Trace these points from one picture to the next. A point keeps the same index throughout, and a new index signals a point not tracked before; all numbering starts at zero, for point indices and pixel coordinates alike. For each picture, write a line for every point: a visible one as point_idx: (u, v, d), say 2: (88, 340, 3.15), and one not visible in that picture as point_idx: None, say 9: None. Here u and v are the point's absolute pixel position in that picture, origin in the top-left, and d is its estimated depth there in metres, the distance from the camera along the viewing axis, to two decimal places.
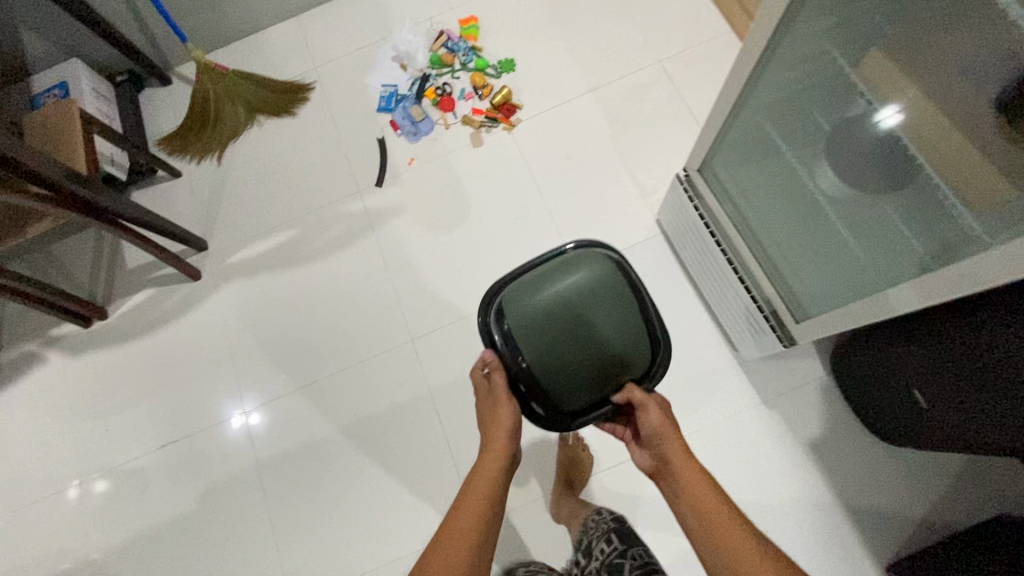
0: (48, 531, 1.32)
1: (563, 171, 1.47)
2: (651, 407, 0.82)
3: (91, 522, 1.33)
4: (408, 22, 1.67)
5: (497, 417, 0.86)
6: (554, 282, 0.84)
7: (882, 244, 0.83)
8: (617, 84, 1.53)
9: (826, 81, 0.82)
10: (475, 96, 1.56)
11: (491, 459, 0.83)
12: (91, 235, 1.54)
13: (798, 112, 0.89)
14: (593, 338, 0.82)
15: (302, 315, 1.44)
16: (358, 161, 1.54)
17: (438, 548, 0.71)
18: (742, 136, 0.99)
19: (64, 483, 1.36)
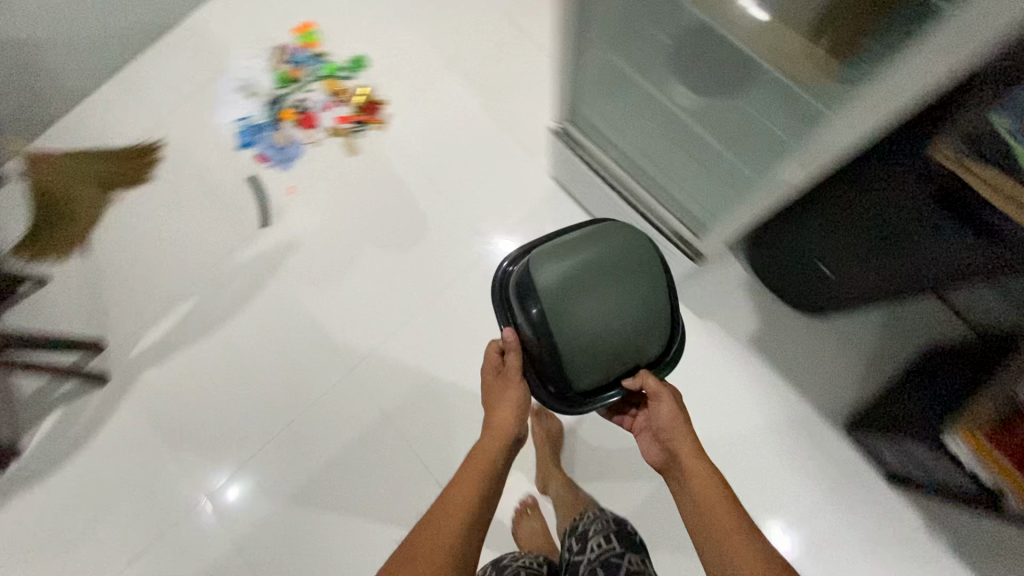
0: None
1: (448, 153, 1.42)
2: (665, 396, 0.87)
3: None
4: (240, 46, 1.54)
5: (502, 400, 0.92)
6: (583, 250, 0.90)
7: (751, 142, 0.82)
8: (474, 51, 1.48)
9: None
10: (335, 103, 1.47)
11: (491, 438, 0.89)
12: None
13: (628, 27, 0.83)
14: (616, 308, 0.89)
15: (233, 382, 1.36)
16: (237, 206, 1.45)
17: (433, 517, 0.77)
18: (595, 70, 0.96)
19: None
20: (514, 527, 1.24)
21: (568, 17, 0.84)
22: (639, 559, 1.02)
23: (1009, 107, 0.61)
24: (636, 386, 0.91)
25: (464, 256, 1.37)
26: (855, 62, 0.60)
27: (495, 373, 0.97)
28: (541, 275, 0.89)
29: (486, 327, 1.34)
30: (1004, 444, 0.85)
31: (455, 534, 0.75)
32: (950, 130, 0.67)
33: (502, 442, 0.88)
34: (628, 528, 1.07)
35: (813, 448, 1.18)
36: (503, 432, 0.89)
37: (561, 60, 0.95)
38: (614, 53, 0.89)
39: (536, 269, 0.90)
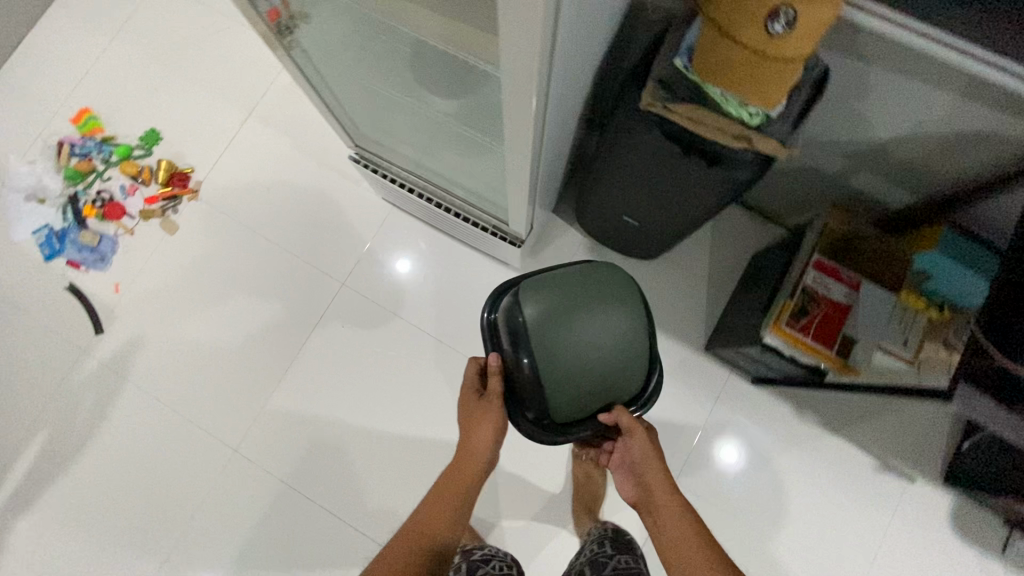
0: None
1: (273, 203, 1.38)
2: (642, 433, 0.86)
3: None
4: (14, 154, 1.42)
5: (477, 425, 0.89)
6: (566, 281, 0.85)
7: (499, 137, 0.85)
8: (270, 94, 1.44)
9: (352, 22, 0.77)
10: (137, 184, 1.39)
11: (467, 462, 0.87)
12: None
13: (349, 44, 0.82)
14: (602, 343, 0.83)
15: (113, 506, 1.27)
16: (65, 320, 1.34)
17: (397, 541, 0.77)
18: (351, 91, 0.95)
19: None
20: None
21: (294, 51, 0.84)
22: (630, 557, 1.00)
23: (682, 50, 0.69)
24: (610, 421, 0.86)
25: (319, 300, 1.34)
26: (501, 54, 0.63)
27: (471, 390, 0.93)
28: (530, 307, 0.83)
29: (360, 363, 1.32)
30: (806, 327, 0.93)
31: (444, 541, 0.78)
32: (649, 81, 0.72)
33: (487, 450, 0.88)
34: (632, 545, 1.06)
35: (684, 378, 1.27)
36: (477, 458, 0.87)
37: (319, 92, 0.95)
38: (355, 68, 0.88)
39: (525, 295, 0.83)
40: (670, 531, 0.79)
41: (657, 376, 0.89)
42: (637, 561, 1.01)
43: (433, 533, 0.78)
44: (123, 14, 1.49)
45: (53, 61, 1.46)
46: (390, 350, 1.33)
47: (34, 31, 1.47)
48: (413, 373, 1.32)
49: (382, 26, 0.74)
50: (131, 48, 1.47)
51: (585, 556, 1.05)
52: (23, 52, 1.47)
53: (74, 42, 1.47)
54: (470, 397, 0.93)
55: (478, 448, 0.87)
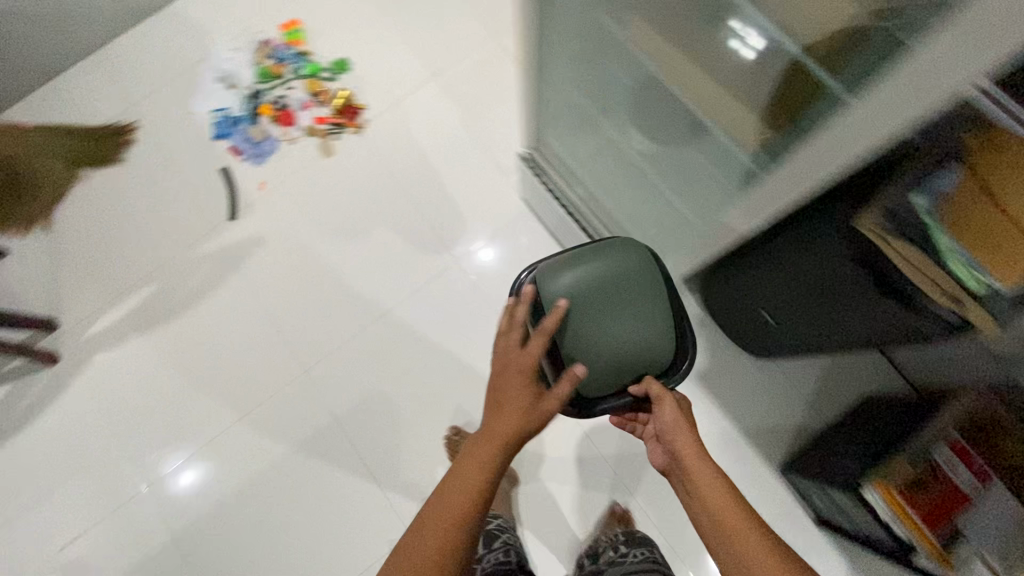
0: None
1: (422, 164, 1.43)
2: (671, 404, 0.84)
3: None
4: (223, 36, 1.54)
5: (522, 412, 0.80)
6: (599, 261, 0.91)
7: (696, 190, 0.88)
8: (457, 64, 1.49)
9: (605, 43, 0.80)
10: (314, 102, 1.48)
11: (491, 443, 0.77)
12: None
13: (579, 70, 0.88)
14: (627, 322, 0.88)
15: (184, 372, 1.36)
16: (206, 196, 1.44)
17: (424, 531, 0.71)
18: (553, 110, 1.01)
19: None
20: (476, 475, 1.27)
21: (531, 60, 0.90)
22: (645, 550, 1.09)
23: (926, 189, 0.65)
24: (641, 391, 0.88)
25: (428, 268, 1.38)
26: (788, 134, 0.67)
27: (513, 357, 0.84)
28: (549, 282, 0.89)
29: (443, 336, 1.34)
30: (915, 499, 0.89)
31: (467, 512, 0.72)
32: (873, 203, 0.72)
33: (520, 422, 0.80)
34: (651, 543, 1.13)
35: (744, 479, 1.22)
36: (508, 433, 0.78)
37: (528, 86, 0.97)
38: (573, 91, 0.93)
39: (554, 271, 0.90)
40: (705, 500, 0.74)
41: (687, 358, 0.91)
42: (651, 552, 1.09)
43: (458, 524, 0.71)
44: None
45: None
46: (475, 335, 1.34)
47: None
48: (487, 365, 1.33)
49: (635, 56, 0.78)
50: None
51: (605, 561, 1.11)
52: None
53: None
54: (511, 367, 0.83)
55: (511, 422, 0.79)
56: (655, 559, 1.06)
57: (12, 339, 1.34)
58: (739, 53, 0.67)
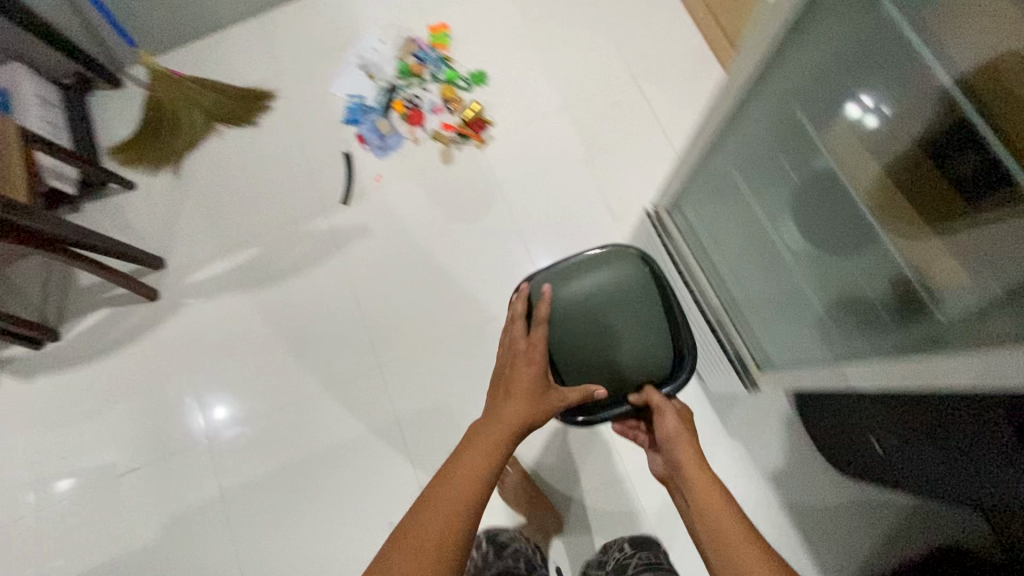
0: (21, 560, 1.31)
1: (535, 192, 1.44)
2: (671, 415, 0.88)
3: (49, 540, 1.32)
4: (374, 27, 1.59)
5: (527, 404, 0.83)
6: (600, 274, 0.97)
7: (845, 300, 0.83)
8: (592, 101, 1.48)
9: (788, 133, 0.78)
10: (444, 109, 1.50)
11: (493, 429, 0.79)
12: (40, 261, 1.47)
13: (755, 156, 0.86)
14: (621, 330, 0.95)
15: (267, 340, 1.41)
16: (325, 176, 1.49)
17: (427, 522, 0.67)
18: (707, 182, 0.99)
19: (31, 508, 1.33)
20: (499, 485, 1.26)
21: (702, 134, 0.89)
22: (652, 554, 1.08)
23: None
24: (640, 400, 0.92)
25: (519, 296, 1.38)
26: (989, 283, 0.61)
27: (520, 355, 0.90)
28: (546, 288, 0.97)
29: None
30: None
31: (462, 493, 0.71)
32: None
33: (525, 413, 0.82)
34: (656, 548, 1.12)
35: None
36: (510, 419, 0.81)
37: (683, 156, 0.96)
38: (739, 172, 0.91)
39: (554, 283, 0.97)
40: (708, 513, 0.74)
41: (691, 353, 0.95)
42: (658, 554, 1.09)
43: (461, 514, 0.68)
44: None
45: None
46: None
47: None
48: None
49: (818, 153, 0.76)
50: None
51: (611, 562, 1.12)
52: None
53: None
54: (517, 363, 0.89)
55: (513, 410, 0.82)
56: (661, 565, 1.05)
57: (123, 270, 1.43)
58: (942, 175, 0.63)
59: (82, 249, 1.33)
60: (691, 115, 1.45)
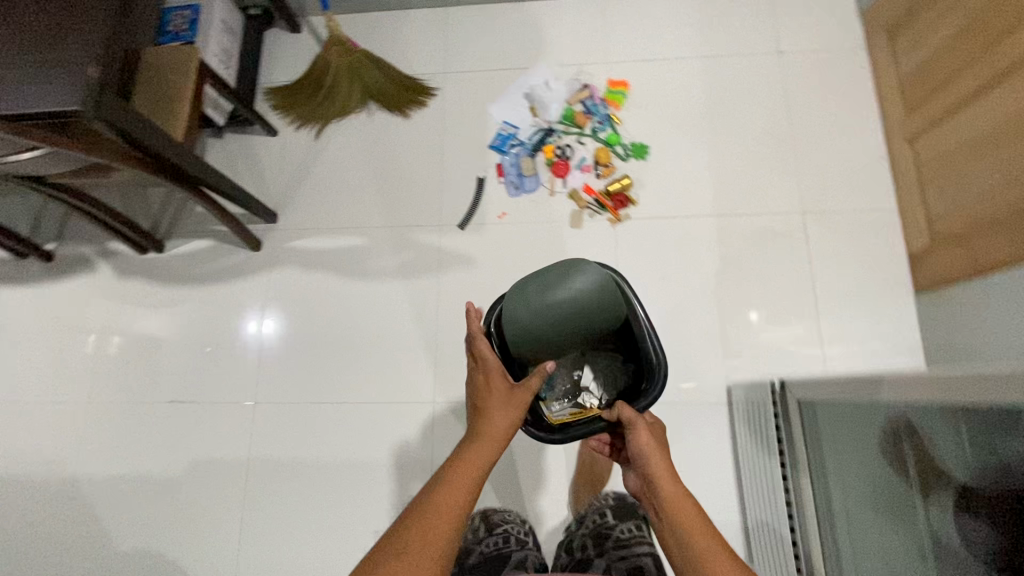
0: (67, 439, 1.40)
1: (652, 290, 1.34)
2: (642, 431, 0.91)
3: (93, 432, 1.40)
4: (555, 59, 1.51)
5: (499, 413, 0.89)
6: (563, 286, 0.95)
7: None
8: (749, 218, 1.36)
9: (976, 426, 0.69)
10: (592, 170, 1.42)
11: (481, 444, 0.84)
12: (162, 191, 1.51)
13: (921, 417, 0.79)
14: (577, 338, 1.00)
15: (340, 331, 1.40)
16: (453, 193, 1.45)
17: (411, 524, 0.73)
18: (856, 405, 0.93)
19: (89, 396, 1.43)
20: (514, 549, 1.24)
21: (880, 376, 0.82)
22: (633, 526, 1.17)
23: None
24: (615, 416, 0.95)
25: None
26: None
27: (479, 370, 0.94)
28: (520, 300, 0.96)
29: (567, 456, 1.31)
30: None
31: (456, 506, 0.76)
32: None
33: (507, 424, 0.88)
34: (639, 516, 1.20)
35: None
36: (495, 434, 0.87)
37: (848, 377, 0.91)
38: (898, 415, 0.84)
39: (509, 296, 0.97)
40: (673, 519, 0.79)
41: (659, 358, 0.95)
42: (638, 525, 1.18)
43: (450, 519, 0.74)
44: (730, 49, 1.47)
45: (650, 29, 1.51)
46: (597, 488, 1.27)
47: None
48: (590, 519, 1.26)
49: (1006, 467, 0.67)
50: (706, 78, 1.46)
51: (589, 524, 1.19)
52: (639, 5, 1.54)
53: (678, 33, 1.50)
54: (477, 370, 0.95)
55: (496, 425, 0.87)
56: (644, 539, 1.13)
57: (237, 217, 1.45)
58: None
59: (210, 191, 1.35)
60: (850, 276, 1.30)
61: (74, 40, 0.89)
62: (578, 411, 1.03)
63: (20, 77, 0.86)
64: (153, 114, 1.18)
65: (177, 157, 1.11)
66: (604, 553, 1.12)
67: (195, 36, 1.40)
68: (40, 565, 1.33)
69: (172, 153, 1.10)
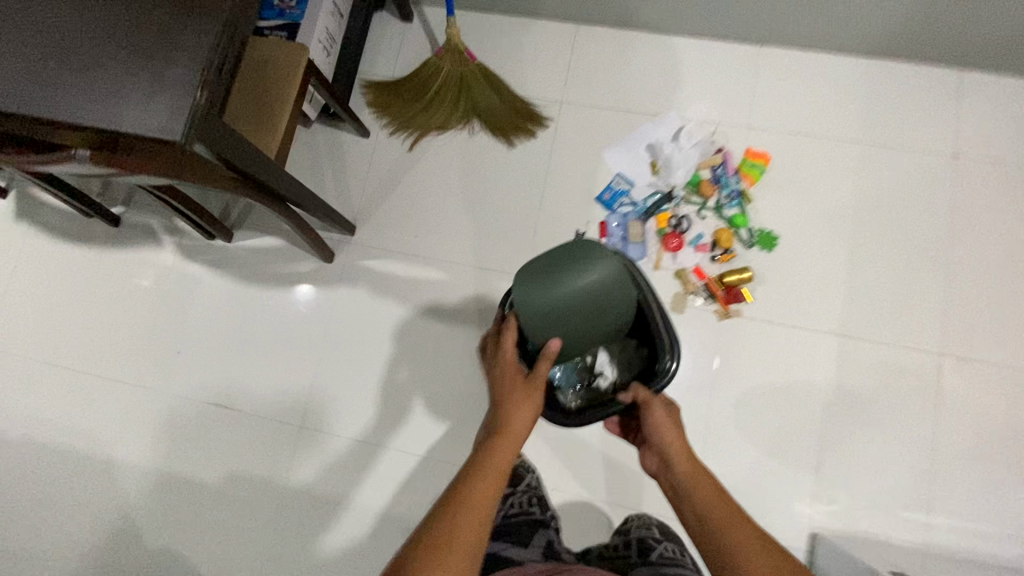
0: (103, 419, 1.36)
1: (747, 402, 1.21)
2: (656, 410, 0.93)
3: (134, 417, 1.36)
4: (691, 113, 1.33)
5: (520, 410, 0.86)
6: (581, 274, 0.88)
7: None
8: (874, 345, 1.20)
9: None
10: (707, 250, 1.26)
11: (504, 442, 0.83)
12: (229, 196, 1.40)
13: None
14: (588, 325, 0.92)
15: (400, 370, 1.31)
16: (548, 243, 1.32)
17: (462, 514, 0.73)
18: None
19: (136, 379, 1.37)
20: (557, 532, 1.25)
21: None
22: (677, 549, 1.07)
23: None
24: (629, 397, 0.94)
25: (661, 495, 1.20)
26: None
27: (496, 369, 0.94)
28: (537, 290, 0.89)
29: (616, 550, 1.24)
30: None
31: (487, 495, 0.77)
32: None
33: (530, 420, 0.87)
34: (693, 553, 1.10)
35: None
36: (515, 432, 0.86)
37: None
38: None
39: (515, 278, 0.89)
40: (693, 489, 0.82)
41: (674, 359, 0.92)
42: (684, 550, 1.08)
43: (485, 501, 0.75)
44: (897, 143, 1.27)
45: (808, 100, 1.32)
46: None
47: (833, 66, 1.33)
48: None
49: None
50: (861, 171, 1.27)
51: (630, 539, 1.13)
52: (799, 68, 1.33)
53: (837, 110, 1.30)
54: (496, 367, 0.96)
55: (517, 421, 0.87)
56: (687, 562, 1.04)
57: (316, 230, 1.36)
58: None
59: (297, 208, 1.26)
60: (975, 440, 1.15)
61: (184, 46, 0.76)
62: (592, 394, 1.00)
63: (121, 80, 0.75)
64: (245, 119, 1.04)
65: (270, 178, 0.99)
66: (640, 565, 1.04)
67: (302, 18, 1.23)
68: (64, 541, 1.31)
69: (263, 173, 0.97)
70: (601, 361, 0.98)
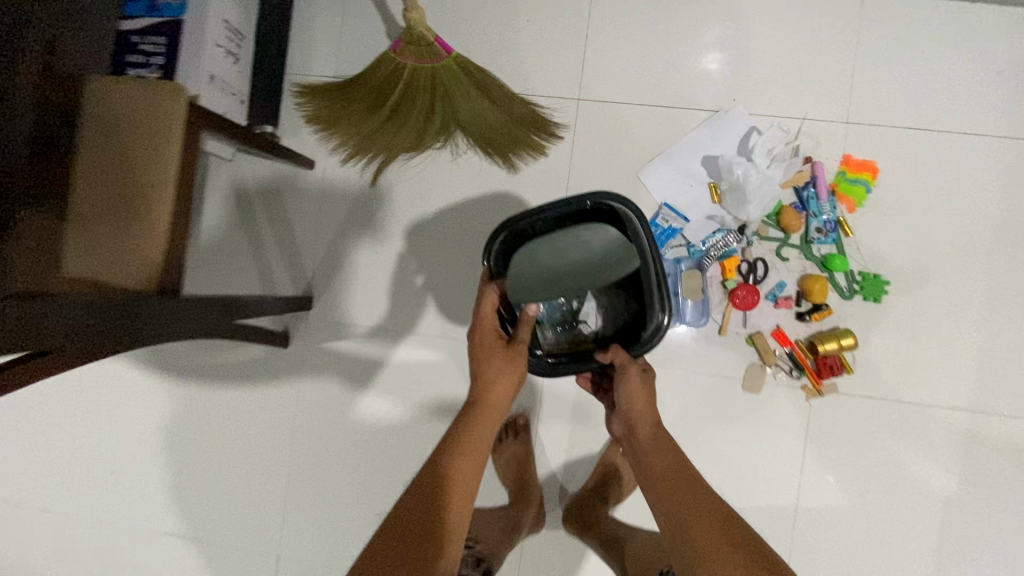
0: (30, 555, 1.10)
1: (842, 500, 0.95)
2: (633, 378, 0.74)
3: (70, 552, 1.09)
4: (763, 107, 0.94)
5: (497, 374, 0.71)
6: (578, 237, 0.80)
7: None
8: (1009, 419, 0.92)
9: None
10: (792, 305, 0.93)
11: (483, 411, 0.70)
12: None
13: None
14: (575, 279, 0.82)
15: (394, 478, 1.03)
16: None
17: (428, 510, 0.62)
18: None
19: (63, 507, 1.09)
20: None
21: None
22: None
23: None
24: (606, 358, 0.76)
25: None
26: None
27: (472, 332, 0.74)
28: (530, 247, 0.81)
29: None
30: None
31: (468, 480, 0.65)
32: None
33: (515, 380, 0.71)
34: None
35: None
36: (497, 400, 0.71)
37: None
38: None
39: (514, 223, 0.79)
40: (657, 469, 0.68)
41: (666, 312, 0.74)
42: None
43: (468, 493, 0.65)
44: None
45: (930, 77, 0.92)
46: None
47: (967, 22, 0.92)
48: None
49: None
50: (1000, 181, 0.92)
51: None
52: (917, 28, 0.93)
53: (969, 92, 0.92)
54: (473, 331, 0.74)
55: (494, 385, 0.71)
56: None
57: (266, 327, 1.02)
58: None
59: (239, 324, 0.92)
60: None
61: None
62: (575, 344, 0.82)
63: None
64: (90, 227, 0.67)
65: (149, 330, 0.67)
66: None
67: (185, 13, 0.83)
68: None
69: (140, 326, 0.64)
70: (586, 309, 0.82)
